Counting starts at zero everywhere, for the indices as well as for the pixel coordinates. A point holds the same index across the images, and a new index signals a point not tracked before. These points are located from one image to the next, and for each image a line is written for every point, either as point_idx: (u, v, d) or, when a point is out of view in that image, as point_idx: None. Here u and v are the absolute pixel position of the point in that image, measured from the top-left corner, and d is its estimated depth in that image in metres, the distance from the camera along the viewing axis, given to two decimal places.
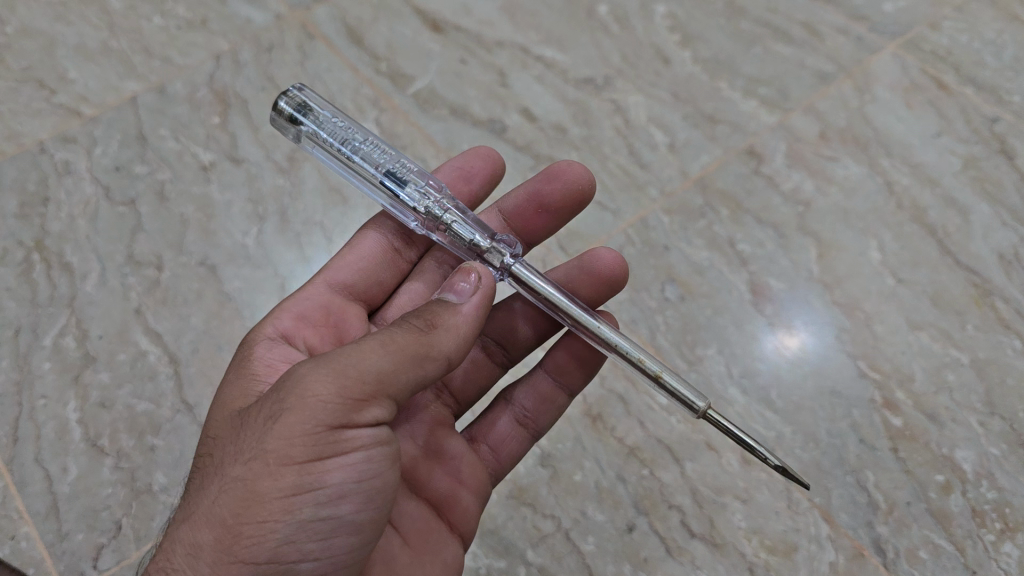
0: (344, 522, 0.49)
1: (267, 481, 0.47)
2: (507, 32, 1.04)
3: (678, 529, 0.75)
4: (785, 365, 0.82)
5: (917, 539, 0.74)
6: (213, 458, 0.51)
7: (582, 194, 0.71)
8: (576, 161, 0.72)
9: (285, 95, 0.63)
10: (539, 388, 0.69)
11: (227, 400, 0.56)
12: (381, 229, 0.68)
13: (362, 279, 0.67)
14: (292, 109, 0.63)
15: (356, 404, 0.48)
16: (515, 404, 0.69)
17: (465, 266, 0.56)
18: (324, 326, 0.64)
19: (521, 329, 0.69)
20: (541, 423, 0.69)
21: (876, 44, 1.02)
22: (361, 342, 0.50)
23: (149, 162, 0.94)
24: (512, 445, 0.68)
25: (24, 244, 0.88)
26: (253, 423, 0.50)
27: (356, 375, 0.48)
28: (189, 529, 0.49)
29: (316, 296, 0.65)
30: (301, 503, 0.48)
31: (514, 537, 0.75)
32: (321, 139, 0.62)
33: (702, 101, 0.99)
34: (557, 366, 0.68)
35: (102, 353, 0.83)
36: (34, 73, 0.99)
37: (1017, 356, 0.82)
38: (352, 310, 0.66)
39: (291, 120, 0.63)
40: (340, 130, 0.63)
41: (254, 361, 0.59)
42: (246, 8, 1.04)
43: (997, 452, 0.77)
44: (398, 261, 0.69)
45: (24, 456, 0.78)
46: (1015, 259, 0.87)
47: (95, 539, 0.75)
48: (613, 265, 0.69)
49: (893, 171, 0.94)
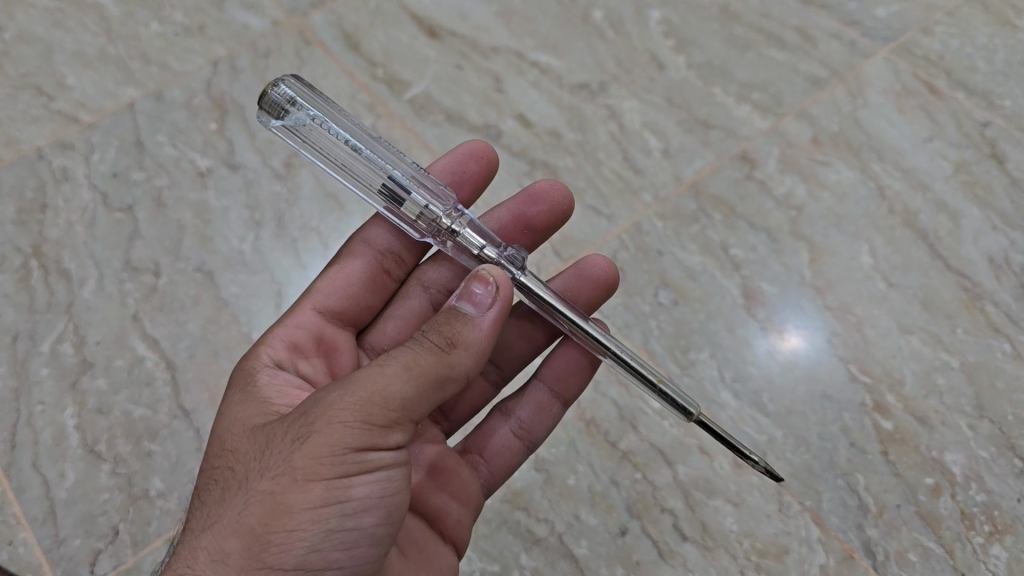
0: (366, 534, 0.51)
1: (295, 495, 0.48)
2: (503, 38, 1.05)
3: (670, 532, 0.76)
4: (777, 368, 0.83)
5: (907, 541, 0.75)
6: (234, 471, 0.51)
7: (561, 218, 0.72)
8: (557, 180, 0.72)
9: (287, 79, 0.59)
10: (536, 399, 0.70)
11: (241, 415, 0.56)
12: (369, 251, 0.68)
13: (350, 302, 0.67)
14: (295, 92, 0.58)
15: (381, 427, 0.50)
16: (512, 416, 0.70)
17: (481, 274, 0.55)
18: (316, 355, 0.65)
19: (514, 345, 0.70)
20: (536, 433, 0.70)
21: (869, 49, 1.03)
22: (385, 364, 0.51)
23: (147, 169, 0.95)
24: (507, 457, 0.69)
25: (22, 250, 0.89)
26: (278, 440, 0.50)
27: (382, 400, 0.49)
28: (211, 537, 0.49)
29: (305, 325, 0.65)
30: (328, 516, 0.49)
31: (508, 541, 0.76)
32: (326, 127, 0.59)
33: (696, 106, 1.00)
34: (554, 375, 0.69)
35: (99, 359, 0.83)
36: (32, 80, 1.00)
37: (1007, 360, 0.82)
38: (342, 338, 0.67)
39: (288, 102, 0.58)
40: (351, 125, 0.60)
41: (261, 386, 0.59)
42: (244, 14, 1.05)
43: (987, 455, 0.78)
44: (386, 282, 0.69)
45: (22, 462, 0.78)
46: (1005, 263, 0.88)
47: (92, 545, 0.75)
48: (599, 282, 0.71)
49: (884, 175, 0.95)
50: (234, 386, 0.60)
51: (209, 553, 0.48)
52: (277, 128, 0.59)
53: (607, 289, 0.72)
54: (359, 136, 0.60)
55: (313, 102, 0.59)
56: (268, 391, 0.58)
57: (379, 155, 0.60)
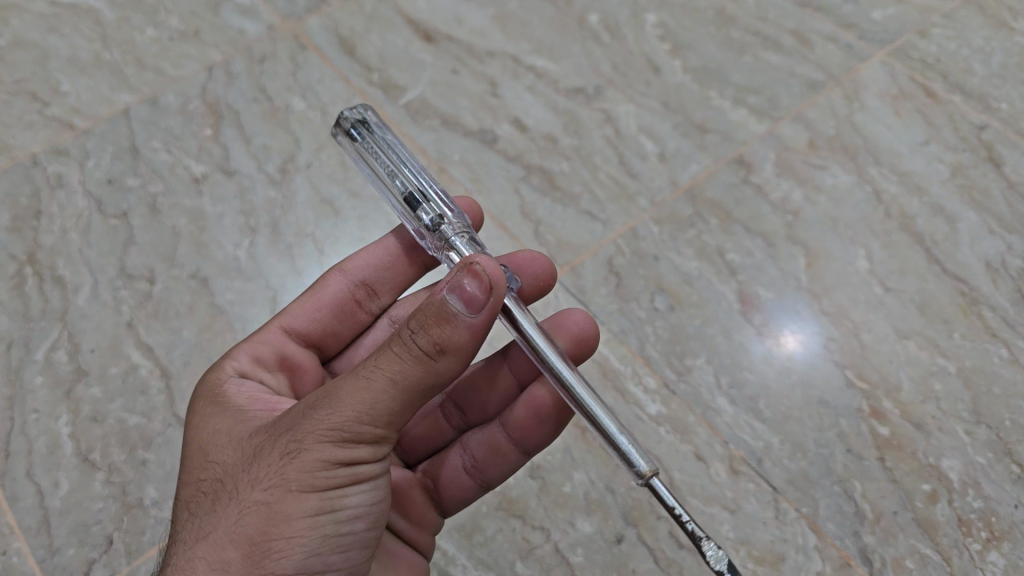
0: (359, 536, 0.52)
1: (291, 506, 0.48)
2: (498, 42, 1.05)
3: (666, 540, 0.76)
4: (774, 372, 0.83)
5: (904, 549, 0.74)
6: (224, 482, 0.51)
7: (543, 289, 0.70)
8: (542, 253, 0.70)
9: (350, 108, 0.63)
10: (492, 439, 0.65)
11: (220, 428, 0.55)
12: (344, 278, 0.68)
13: (315, 327, 0.67)
14: (354, 121, 0.63)
15: (369, 441, 0.49)
16: (466, 449, 0.67)
17: (473, 265, 0.48)
18: (279, 370, 0.64)
19: (480, 391, 0.68)
20: (490, 475, 0.66)
21: (865, 52, 1.03)
22: (371, 378, 0.48)
23: (141, 175, 0.94)
24: (457, 489, 0.67)
25: (16, 257, 0.89)
26: (266, 453, 0.49)
27: (371, 417, 0.48)
28: (206, 548, 0.49)
29: (270, 342, 0.64)
30: (324, 522, 0.49)
31: (504, 549, 0.76)
32: (373, 150, 0.62)
33: (692, 110, 1.00)
34: (513, 421, 0.64)
35: (93, 367, 0.83)
36: (26, 85, 1.00)
37: (1004, 364, 0.82)
38: (305, 357, 0.66)
39: (349, 127, 0.63)
40: (394, 153, 0.62)
41: (235, 396, 0.58)
42: (240, 19, 1.05)
43: (983, 461, 0.78)
44: (357, 312, 0.68)
45: (15, 471, 0.78)
46: (1002, 267, 0.88)
47: (85, 554, 0.75)
48: (577, 339, 0.67)
49: (880, 179, 0.94)
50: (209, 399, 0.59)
51: (206, 564, 0.49)
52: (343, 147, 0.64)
53: (583, 349, 0.67)
54: (396, 161, 0.62)
55: (364, 129, 0.62)
56: (244, 402, 0.57)
57: (406, 178, 0.61)
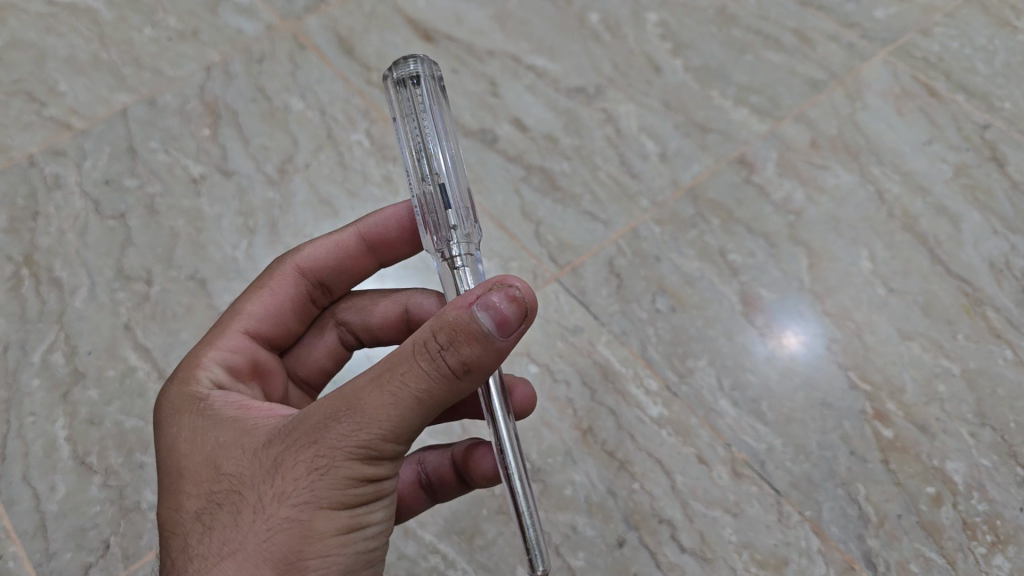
0: (382, 547, 0.50)
1: (321, 524, 0.46)
2: (498, 42, 1.04)
3: (668, 544, 0.75)
4: (776, 373, 0.82)
5: (908, 552, 0.74)
6: (239, 500, 0.47)
7: None
8: None
9: (419, 60, 0.53)
10: (442, 465, 0.64)
11: (220, 441, 0.50)
12: (303, 275, 0.64)
13: (274, 327, 0.63)
14: (417, 77, 0.53)
15: (394, 457, 0.47)
16: (422, 464, 0.65)
17: (507, 283, 0.44)
18: (252, 379, 0.59)
19: None
20: (440, 494, 0.66)
21: (868, 51, 1.02)
22: (398, 395, 0.44)
23: (139, 175, 0.94)
24: (411, 502, 0.65)
25: (13, 259, 0.88)
26: (288, 471, 0.46)
27: (399, 434, 0.45)
28: (228, 568, 0.46)
29: (239, 349, 0.59)
30: (354, 539, 0.47)
31: (504, 553, 0.75)
32: (421, 118, 0.53)
33: (694, 110, 0.99)
34: (464, 455, 0.63)
35: (90, 369, 0.82)
36: (23, 85, 0.99)
37: (1008, 366, 0.82)
38: (269, 360, 0.62)
39: (410, 78, 0.53)
40: (439, 137, 0.53)
41: (229, 406, 0.52)
42: (238, 19, 1.05)
43: (988, 463, 0.77)
44: (310, 309, 0.66)
45: (12, 474, 0.77)
46: (1006, 267, 0.87)
47: (83, 558, 0.74)
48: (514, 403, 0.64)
49: (883, 179, 0.94)
50: (199, 405, 0.53)
51: None
52: (389, 92, 0.54)
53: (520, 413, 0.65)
54: (438, 147, 0.53)
55: (421, 90, 0.53)
56: (239, 410, 0.52)
57: (440, 168, 0.53)
